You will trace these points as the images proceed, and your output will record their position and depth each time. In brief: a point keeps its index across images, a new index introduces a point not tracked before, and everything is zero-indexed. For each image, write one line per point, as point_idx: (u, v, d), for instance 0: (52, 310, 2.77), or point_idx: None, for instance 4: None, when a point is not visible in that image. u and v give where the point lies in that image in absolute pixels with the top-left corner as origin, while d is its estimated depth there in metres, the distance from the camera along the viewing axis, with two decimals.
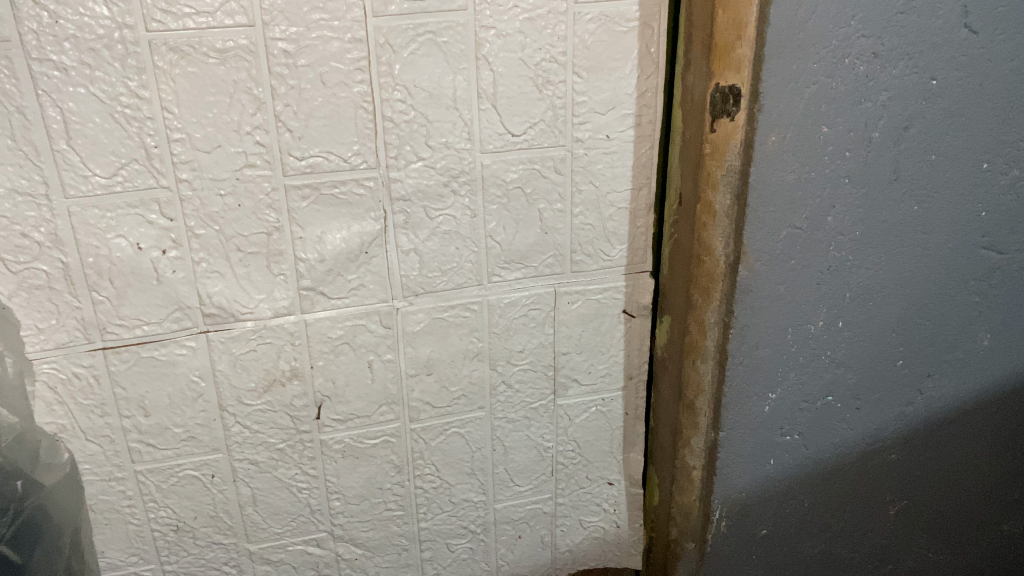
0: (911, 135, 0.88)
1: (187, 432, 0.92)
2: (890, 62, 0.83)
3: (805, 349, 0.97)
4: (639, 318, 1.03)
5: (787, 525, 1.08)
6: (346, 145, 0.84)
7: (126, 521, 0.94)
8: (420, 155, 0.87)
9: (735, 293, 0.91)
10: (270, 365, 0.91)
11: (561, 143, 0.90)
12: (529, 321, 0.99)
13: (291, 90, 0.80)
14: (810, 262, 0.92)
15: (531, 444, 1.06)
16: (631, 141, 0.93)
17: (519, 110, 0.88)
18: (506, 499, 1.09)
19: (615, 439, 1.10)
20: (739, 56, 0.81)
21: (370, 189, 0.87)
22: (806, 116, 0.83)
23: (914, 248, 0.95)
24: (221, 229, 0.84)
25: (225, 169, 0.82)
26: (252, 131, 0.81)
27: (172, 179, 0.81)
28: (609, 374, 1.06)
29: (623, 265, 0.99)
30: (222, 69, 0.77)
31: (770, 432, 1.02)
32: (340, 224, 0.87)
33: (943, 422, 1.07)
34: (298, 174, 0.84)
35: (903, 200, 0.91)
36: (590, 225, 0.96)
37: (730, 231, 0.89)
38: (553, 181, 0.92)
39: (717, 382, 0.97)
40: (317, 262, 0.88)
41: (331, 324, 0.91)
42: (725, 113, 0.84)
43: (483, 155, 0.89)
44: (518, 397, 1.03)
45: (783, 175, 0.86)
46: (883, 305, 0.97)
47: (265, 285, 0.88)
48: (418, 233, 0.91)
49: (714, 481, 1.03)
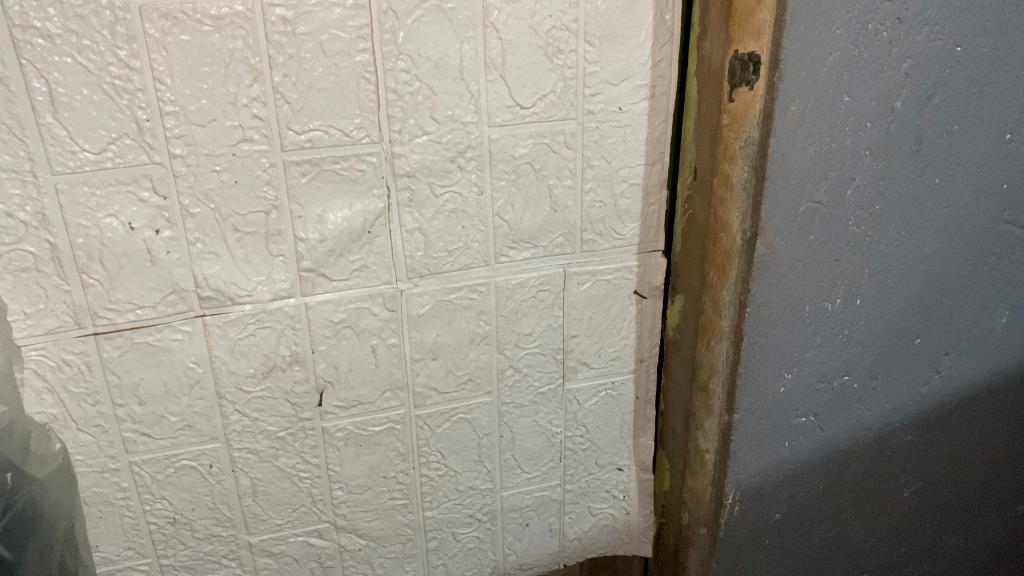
0: (934, 105, 0.85)
1: (184, 421, 0.88)
2: (915, 28, 0.80)
3: (822, 329, 0.94)
4: (651, 299, 1.00)
5: (801, 510, 1.05)
6: (348, 118, 0.80)
7: (121, 514, 0.90)
8: (426, 129, 0.83)
9: (752, 271, 0.88)
10: (270, 350, 0.87)
11: (572, 116, 0.87)
12: (538, 303, 0.95)
13: (290, 60, 0.76)
14: (830, 238, 0.89)
15: (539, 430, 1.03)
16: (644, 115, 0.89)
17: (529, 81, 0.84)
18: (514, 486, 1.05)
19: (625, 423, 1.07)
20: (759, 21, 0.77)
21: (373, 165, 0.83)
22: (829, 84, 0.80)
23: (935, 222, 0.92)
24: (218, 208, 0.80)
25: (221, 144, 0.77)
26: (248, 104, 0.77)
27: (165, 155, 0.76)
28: (619, 357, 1.02)
29: (635, 244, 0.96)
30: (217, 38, 0.73)
31: (787, 414, 0.99)
32: (342, 203, 0.83)
33: (959, 402, 1.05)
34: (298, 150, 0.80)
35: (924, 173, 0.88)
36: (601, 202, 0.92)
37: (747, 206, 0.85)
38: (563, 156, 0.89)
39: (732, 363, 0.94)
40: (318, 242, 0.84)
41: (333, 308, 0.88)
42: (744, 82, 0.80)
43: (491, 129, 0.85)
44: (526, 381, 1.00)
45: (804, 146, 0.82)
46: (902, 282, 0.94)
47: (265, 267, 0.84)
48: (423, 211, 0.87)
49: (728, 465, 1.00)
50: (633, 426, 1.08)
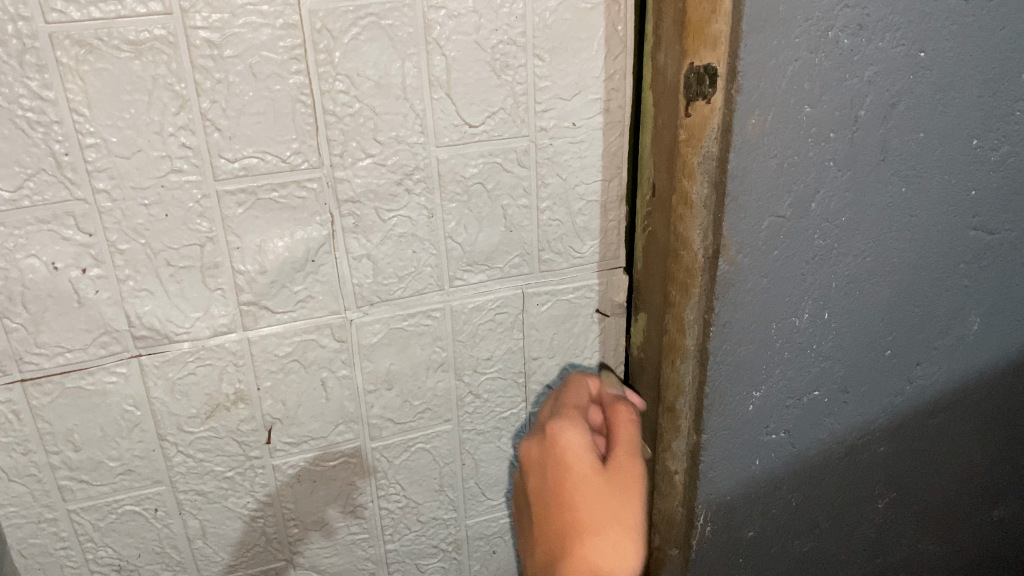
0: (898, 112, 0.82)
1: (124, 465, 0.83)
2: (875, 34, 0.77)
3: (791, 345, 0.91)
4: (613, 317, 0.97)
5: (774, 526, 1.03)
6: (284, 143, 0.75)
7: (61, 565, 0.85)
8: (369, 151, 0.79)
9: (716, 289, 0.84)
10: (213, 389, 0.83)
11: (523, 134, 0.83)
12: (497, 327, 0.92)
13: (218, 85, 0.71)
14: (795, 253, 0.85)
15: (503, 455, 0.99)
16: (599, 129, 0.85)
17: (477, 99, 0.80)
18: (478, 514, 1.02)
19: None
20: (715, 32, 0.73)
21: (313, 191, 0.79)
22: (789, 94, 0.76)
23: (902, 232, 0.89)
24: (149, 242, 0.75)
25: (148, 176, 0.73)
26: (176, 133, 0.72)
27: (87, 190, 0.72)
28: None
29: (596, 262, 0.93)
30: (137, 64, 0.68)
31: (756, 432, 0.95)
32: (283, 232, 0.79)
33: (930, 411, 1.03)
34: (232, 178, 0.75)
35: (890, 182, 0.86)
36: (558, 220, 0.89)
37: (708, 222, 0.81)
38: (516, 174, 0.85)
39: (699, 382, 0.90)
40: (259, 273, 0.80)
41: (278, 341, 0.83)
42: (701, 95, 0.76)
43: (439, 149, 0.81)
44: (488, 406, 0.96)
45: (765, 159, 0.79)
46: (871, 293, 0.91)
47: (203, 302, 0.79)
48: (371, 236, 0.83)
49: (698, 486, 0.96)
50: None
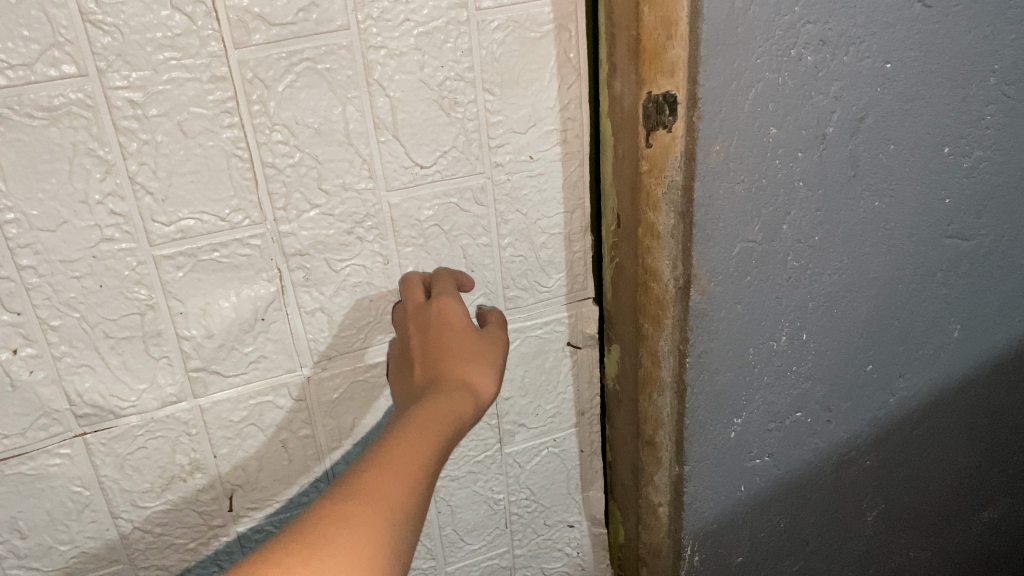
0: (866, 126, 0.79)
1: (76, 548, 0.79)
2: (839, 49, 0.73)
3: (770, 368, 0.88)
4: (586, 349, 0.92)
5: (762, 549, 1.00)
6: (222, 201, 0.71)
7: None
8: (315, 202, 0.74)
9: (689, 320, 0.81)
10: (166, 461, 0.79)
11: (478, 170, 0.79)
12: None
13: (144, 147, 0.66)
14: (769, 276, 0.82)
15: (479, 499, 0.95)
16: (558, 160, 0.81)
17: (426, 139, 0.75)
18: (458, 560, 0.98)
19: (571, 479, 1.00)
20: (672, 58, 0.69)
21: (258, 248, 0.74)
22: (752, 117, 0.73)
23: (877, 245, 0.86)
24: (84, 316, 0.70)
25: (77, 248, 0.68)
26: (103, 200, 0.67)
27: (12, 267, 0.67)
28: (559, 413, 0.95)
29: (563, 295, 0.88)
30: (53, 131, 0.63)
31: (740, 458, 0.92)
32: (227, 294, 0.74)
33: (914, 421, 1.01)
34: (168, 243, 0.70)
35: (862, 197, 0.82)
36: (521, 256, 0.84)
37: (678, 252, 0.78)
38: (474, 214, 0.80)
39: (677, 413, 0.87)
40: (206, 337, 0.75)
41: (232, 407, 0.79)
42: (660, 125, 0.72)
43: (391, 194, 0.76)
44: (460, 451, 0.92)
45: (732, 185, 0.75)
46: (849, 310, 0.89)
47: (148, 371, 0.75)
48: (323, 289, 0.78)
49: (683, 518, 0.93)
50: (581, 481, 1.01)
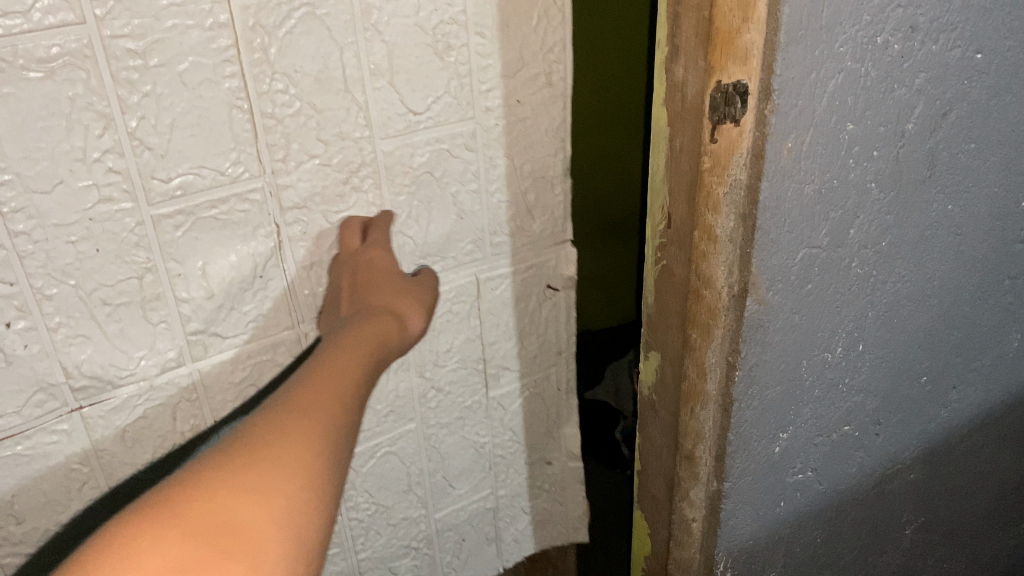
0: (948, 122, 0.71)
1: (74, 530, 0.74)
2: (929, 36, 0.65)
3: (822, 381, 0.81)
4: (563, 290, 0.97)
5: (797, 564, 0.94)
6: (222, 155, 0.66)
7: None
8: (312, 151, 0.71)
9: (742, 330, 0.73)
10: (166, 429, 0.75)
11: (469, 116, 0.79)
12: (454, 316, 0.89)
13: (147, 99, 0.61)
14: (830, 285, 0.75)
15: (467, 443, 0.99)
16: (544, 101, 0.83)
17: (421, 84, 0.74)
18: (447, 505, 1.01)
19: (549, 415, 1.06)
20: (746, 44, 0.60)
21: (256, 203, 0.70)
22: (830, 111, 0.65)
23: (947, 251, 0.79)
24: (80, 284, 0.65)
25: (73, 210, 0.62)
26: (101, 157, 0.61)
27: (4, 234, 0.60)
28: (540, 353, 1.00)
29: (545, 237, 0.92)
30: (50, 85, 0.57)
31: (782, 474, 0.86)
32: (228, 252, 0.70)
33: (963, 434, 0.95)
34: (166, 202, 0.65)
35: (935, 201, 0.75)
36: (507, 200, 0.86)
37: (736, 257, 0.70)
38: (463, 160, 0.81)
39: (721, 427, 0.80)
40: (204, 299, 0.71)
41: (231, 368, 0.76)
42: (727, 117, 0.64)
43: (385, 142, 0.75)
44: (450, 398, 0.94)
45: (801, 186, 0.67)
46: (910, 318, 0.82)
47: (146, 338, 0.70)
48: (320, 243, 0.75)
49: (717, 535, 0.86)
50: (559, 420, 1.07)
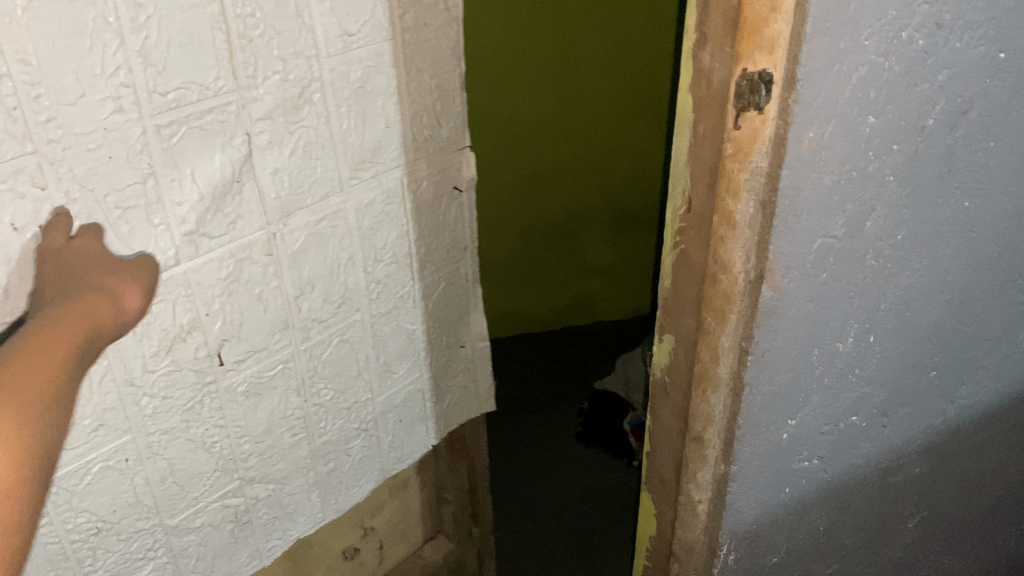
0: (968, 119, 0.73)
1: (97, 422, 0.79)
2: (953, 33, 0.66)
3: (831, 370, 0.82)
4: (466, 191, 1.14)
5: (799, 550, 0.96)
6: (206, 72, 0.76)
7: (41, 544, 0.80)
8: (275, 69, 0.82)
9: (757, 315, 0.75)
10: (168, 323, 0.81)
11: (389, 36, 0.93)
12: (387, 216, 1.02)
13: (150, 20, 0.70)
14: (844, 277, 0.76)
15: (401, 332, 1.12)
16: (443, 26, 1.00)
17: (353, 8, 0.87)
18: (387, 388, 1.14)
19: (460, 303, 1.22)
20: (773, 33, 0.62)
21: (232, 115, 0.79)
22: (853, 103, 0.66)
23: (960, 247, 0.81)
24: (96, 189, 0.71)
25: (92, 121, 0.69)
26: (115, 73, 0.69)
27: (37, 142, 0.66)
28: (452, 247, 1.15)
29: (448, 142, 1.07)
30: (75, 6, 0.65)
31: (788, 460, 0.87)
32: (212, 157, 0.79)
33: (968, 430, 0.96)
34: (164, 112, 0.73)
35: (951, 196, 0.76)
36: (421, 108, 1.01)
37: (754, 244, 0.72)
38: (389, 75, 0.94)
39: (732, 410, 0.82)
40: (196, 202, 0.79)
41: (218, 265, 0.84)
42: (752, 105, 0.65)
43: (329, 60, 0.87)
44: (387, 291, 1.06)
45: (820, 176, 0.69)
46: (921, 312, 0.83)
47: (149, 239, 0.77)
48: (282, 151, 0.86)
49: (723, 516, 0.89)
50: (467, 306, 1.23)
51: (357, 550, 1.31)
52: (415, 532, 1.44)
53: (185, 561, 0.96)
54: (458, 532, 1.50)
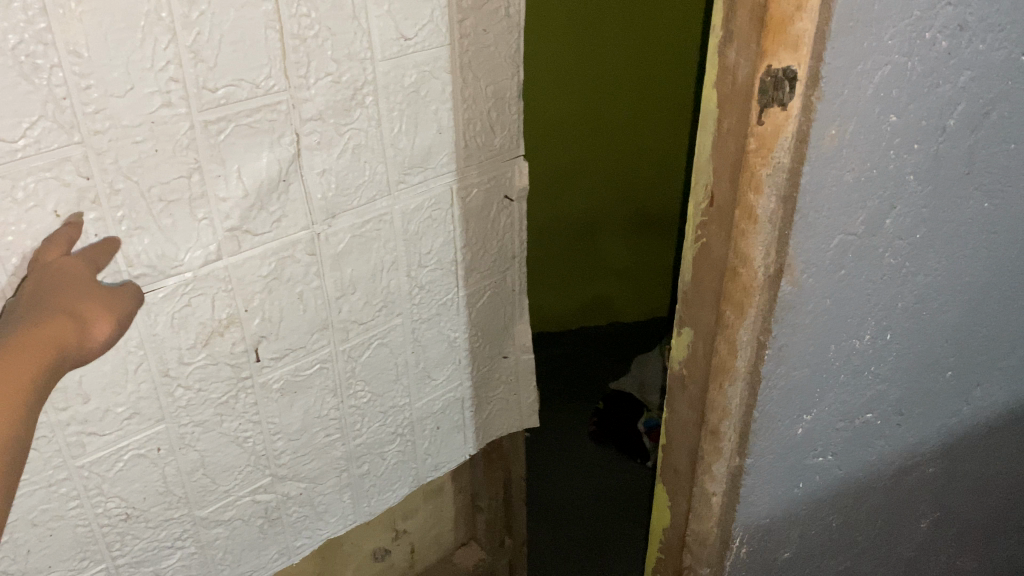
0: (989, 121, 0.74)
1: (130, 409, 0.82)
2: (977, 35, 0.68)
3: (847, 367, 0.83)
4: (517, 201, 1.13)
5: (811, 547, 0.97)
6: (257, 70, 0.78)
7: (72, 525, 0.84)
8: (327, 70, 0.83)
9: (775, 310, 0.76)
10: (207, 317, 0.84)
11: (446, 41, 0.93)
12: (433, 222, 1.02)
13: (203, 17, 0.72)
14: (863, 275, 0.77)
15: (442, 338, 1.12)
16: (502, 33, 1.00)
17: (411, 13, 0.88)
18: (426, 395, 1.14)
19: (506, 314, 1.21)
20: (798, 31, 0.63)
21: (281, 114, 0.81)
22: (875, 103, 0.67)
23: (980, 248, 0.82)
24: (140, 180, 0.74)
25: (139, 114, 0.71)
26: (165, 67, 0.71)
27: (84, 133, 0.69)
28: (499, 257, 1.15)
29: (502, 151, 1.07)
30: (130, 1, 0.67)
31: (802, 455, 0.88)
32: (259, 155, 0.81)
33: (985, 433, 0.97)
34: (213, 108, 0.76)
35: (971, 197, 0.78)
36: (475, 115, 1.01)
37: (774, 239, 0.73)
38: (443, 80, 0.95)
39: (748, 405, 0.83)
40: (240, 198, 0.81)
41: (260, 262, 0.86)
42: (776, 102, 0.67)
43: (383, 63, 0.88)
44: (429, 295, 1.07)
45: (840, 173, 0.70)
46: (939, 312, 0.84)
47: (191, 233, 0.79)
48: (330, 152, 0.87)
49: (736, 509, 0.89)
50: (513, 316, 1.22)
51: (388, 552, 1.32)
52: (448, 537, 1.44)
53: (213, 553, 0.98)
54: (488, 540, 1.50)
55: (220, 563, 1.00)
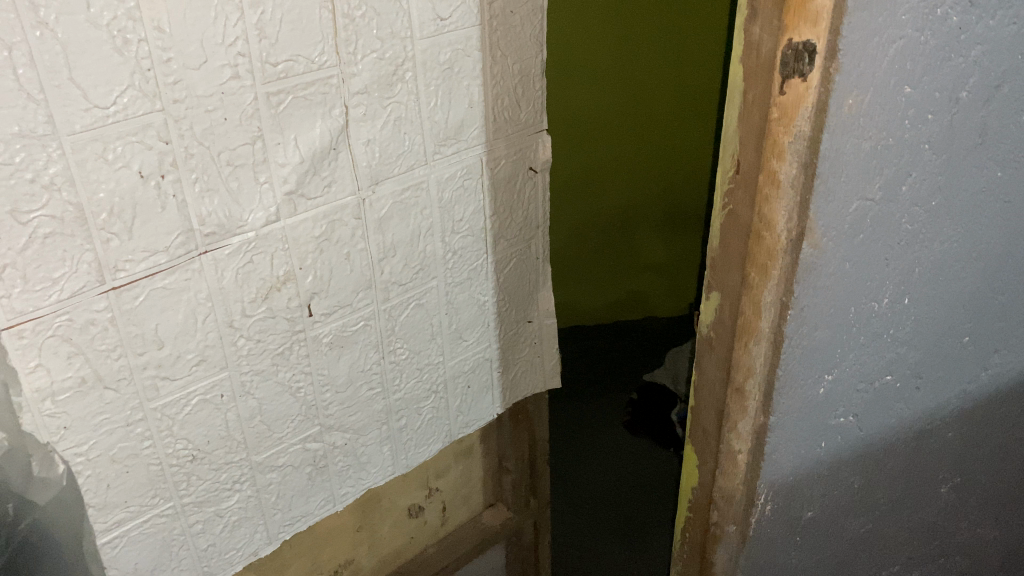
0: (1001, 94, 0.79)
1: (198, 356, 0.89)
2: (988, 12, 0.73)
3: (867, 330, 0.88)
4: (541, 172, 1.20)
5: (834, 506, 1.02)
6: (312, 46, 0.85)
7: (147, 464, 0.90)
8: (372, 47, 0.91)
9: (797, 271, 0.81)
10: (266, 273, 0.91)
11: (478, 21, 1.01)
12: (466, 190, 1.09)
13: None
14: (880, 239, 0.82)
15: (473, 301, 1.19)
16: (528, 14, 1.07)
17: None
18: (458, 354, 1.21)
19: (530, 280, 1.28)
20: (817, 7, 0.68)
21: (332, 87, 0.89)
22: (890, 75, 0.72)
23: (994, 217, 0.87)
24: (212, 146, 0.81)
25: (212, 85, 0.79)
26: (234, 43, 0.79)
27: (165, 101, 0.76)
28: (524, 225, 1.22)
29: (526, 124, 1.14)
30: None
31: (825, 415, 0.93)
32: (313, 125, 0.89)
33: (1001, 399, 1.02)
34: (274, 81, 0.84)
35: (986, 166, 0.83)
36: (503, 92, 1.08)
37: (796, 203, 0.78)
38: (475, 58, 1.03)
39: (771, 364, 0.88)
40: (297, 164, 0.89)
41: (313, 224, 0.93)
42: (796, 73, 0.72)
43: (422, 41, 0.96)
44: (461, 261, 1.14)
45: (859, 141, 0.75)
46: (957, 278, 0.89)
47: (254, 195, 0.87)
48: (375, 123, 0.95)
49: (762, 464, 0.94)
50: (537, 282, 1.29)
51: (421, 509, 1.39)
52: (477, 498, 1.51)
53: (268, 497, 1.05)
54: (516, 501, 1.56)
55: (274, 507, 1.06)
